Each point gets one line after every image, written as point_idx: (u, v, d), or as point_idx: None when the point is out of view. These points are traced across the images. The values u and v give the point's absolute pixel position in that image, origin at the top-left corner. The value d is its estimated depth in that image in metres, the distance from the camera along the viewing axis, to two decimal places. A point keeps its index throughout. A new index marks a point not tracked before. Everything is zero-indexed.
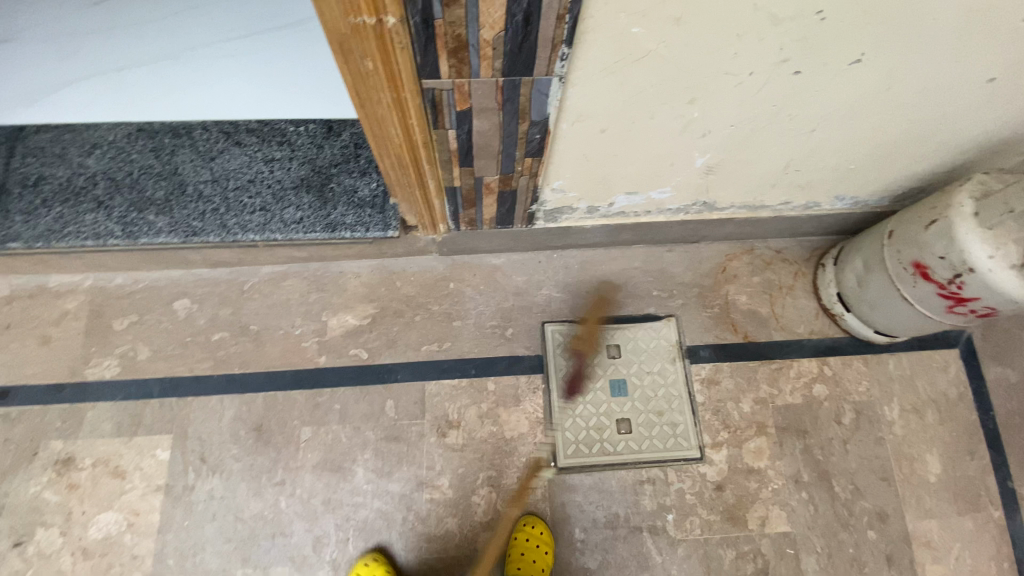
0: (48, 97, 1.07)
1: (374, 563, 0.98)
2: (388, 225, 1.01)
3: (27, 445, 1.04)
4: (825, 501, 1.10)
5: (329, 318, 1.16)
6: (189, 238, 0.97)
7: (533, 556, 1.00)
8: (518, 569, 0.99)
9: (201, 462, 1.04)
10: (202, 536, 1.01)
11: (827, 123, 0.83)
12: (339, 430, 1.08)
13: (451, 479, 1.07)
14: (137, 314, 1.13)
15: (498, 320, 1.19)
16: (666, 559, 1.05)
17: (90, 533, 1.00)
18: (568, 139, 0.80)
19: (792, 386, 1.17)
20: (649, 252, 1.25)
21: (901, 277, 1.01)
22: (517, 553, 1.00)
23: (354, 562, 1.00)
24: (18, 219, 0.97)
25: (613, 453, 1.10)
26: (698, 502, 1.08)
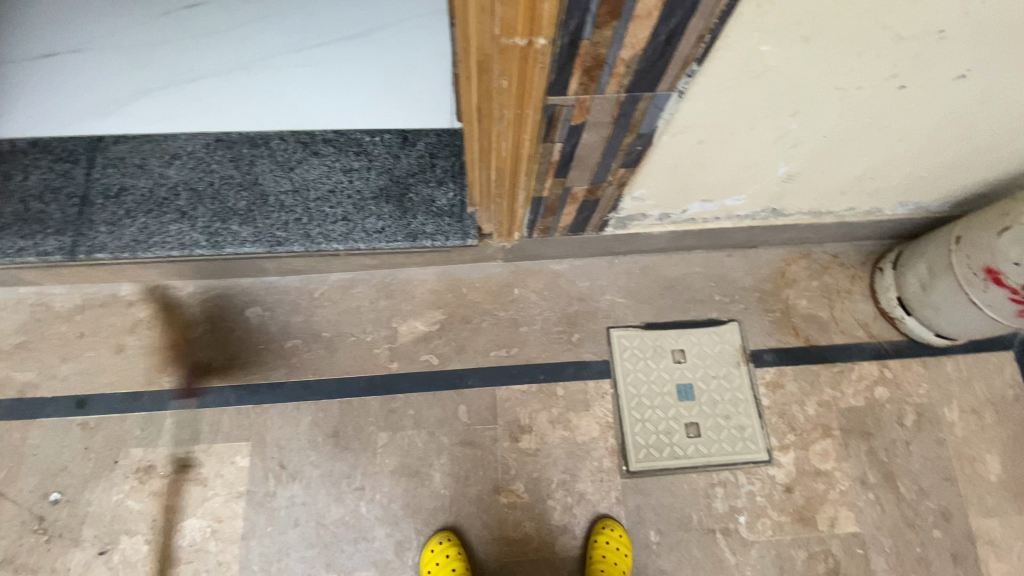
0: (124, 108, 1.08)
1: (447, 542, 1.01)
2: (467, 233, 1.03)
3: (106, 455, 1.06)
4: (891, 501, 1.12)
5: (399, 325, 1.17)
6: (274, 247, 0.99)
7: (614, 559, 1.00)
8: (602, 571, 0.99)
9: (281, 469, 1.05)
10: (286, 541, 1.02)
11: (914, 134, 0.85)
12: (414, 435, 1.09)
13: (526, 483, 1.08)
14: (210, 322, 1.14)
15: (563, 325, 1.21)
16: (740, 560, 1.06)
17: (175, 540, 1.01)
18: (666, 150, 0.81)
19: (854, 388, 1.19)
20: (710, 257, 1.27)
21: (970, 282, 1.03)
22: (597, 555, 1.01)
23: (427, 541, 1.02)
24: (103, 230, 0.98)
25: (683, 457, 1.11)
26: (768, 504, 1.10)
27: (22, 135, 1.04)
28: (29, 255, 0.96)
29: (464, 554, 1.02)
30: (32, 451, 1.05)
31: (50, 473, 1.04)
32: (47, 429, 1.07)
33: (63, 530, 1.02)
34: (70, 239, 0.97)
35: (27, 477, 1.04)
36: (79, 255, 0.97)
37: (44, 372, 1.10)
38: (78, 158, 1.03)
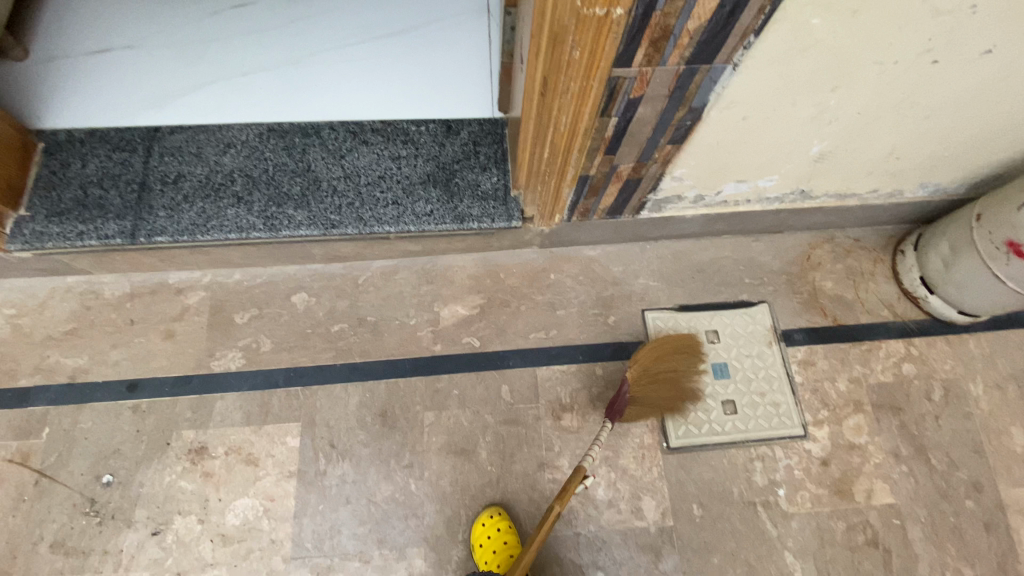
0: (179, 99, 1.12)
1: (499, 516, 1.03)
2: (512, 216, 1.07)
3: (158, 436, 1.06)
4: (924, 473, 1.15)
5: (441, 309, 1.21)
6: (328, 230, 1.03)
7: None
8: None
9: (331, 448, 1.07)
10: (337, 518, 1.03)
11: (940, 112, 0.91)
12: (459, 414, 1.12)
13: (570, 459, 1.11)
14: (258, 308, 1.17)
15: (599, 308, 1.24)
16: (782, 532, 1.08)
17: (228, 520, 1.02)
18: (712, 126, 0.86)
19: (883, 365, 1.23)
20: (737, 242, 1.32)
21: (993, 256, 1.07)
22: None
23: (479, 515, 1.04)
24: (162, 214, 1.01)
25: (722, 433, 1.14)
26: (807, 477, 1.13)
27: (82, 127, 1.08)
28: (91, 238, 0.99)
29: (515, 528, 1.03)
30: (83, 435, 1.06)
31: (101, 455, 1.05)
32: (98, 413, 1.08)
33: (116, 511, 1.02)
34: (131, 223, 1.00)
35: (79, 459, 1.05)
36: (140, 238, 0.99)
37: (94, 357, 1.12)
38: (135, 147, 1.06)
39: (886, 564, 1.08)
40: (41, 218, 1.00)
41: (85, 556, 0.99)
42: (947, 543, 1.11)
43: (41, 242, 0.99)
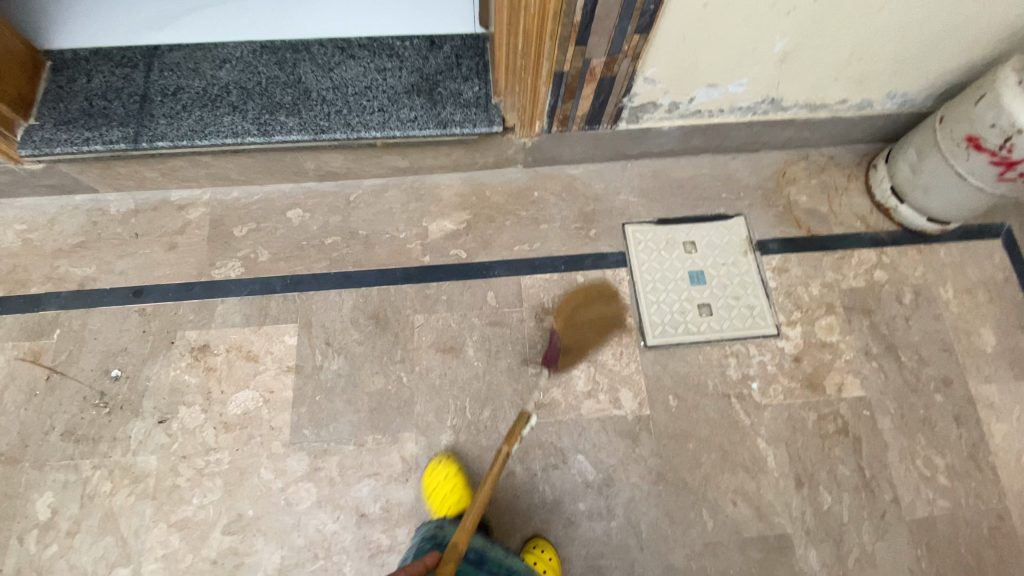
0: (177, 22, 1.18)
1: (444, 461, 1.06)
2: (492, 121, 1.12)
3: (163, 335, 1.13)
4: (894, 369, 1.20)
5: (428, 224, 1.27)
6: (318, 135, 1.08)
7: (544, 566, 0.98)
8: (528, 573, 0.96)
9: (326, 345, 1.14)
10: (333, 408, 1.09)
11: (893, 2, 0.96)
12: (447, 317, 1.19)
13: (552, 357, 1.17)
14: (255, 222, 1.23)
15: (581, 222, 1.29)
16: (755, 421, 1.14)
17: (230, 409, 1.08)
18: (675, 13, 0.91)
19: (854, 272, 1.28)
20: (715, 160, 1.36)
21: (954, 154, 1.11)
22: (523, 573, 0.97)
23: (426, 465, 1.07)
24: (162, 121, 1.07)
25: (697, 332, 1.19)
26: (779, 372, 1.18)
27: (86, 47, 1.15)
28: (96, 144, 1.06)
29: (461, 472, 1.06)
30: (93, 335, 1.13)
31: (110, 353, 1.12)
32: (107, 316, 1.14)
33: (124, 403, 1.08)
34: (133, 130, 1.06)
35: (88, 356, 1.11)
36: (142, 143, 1.06)
37: (102, 267, 1.18)
38: (136, 63, 1.13)
39: (854, 450, 1.13)
40: (49, 126, 1.07)
41: (95, 443, 1.05)
42: (916, 433, 1.15)
43: (49, 147, 1.06)
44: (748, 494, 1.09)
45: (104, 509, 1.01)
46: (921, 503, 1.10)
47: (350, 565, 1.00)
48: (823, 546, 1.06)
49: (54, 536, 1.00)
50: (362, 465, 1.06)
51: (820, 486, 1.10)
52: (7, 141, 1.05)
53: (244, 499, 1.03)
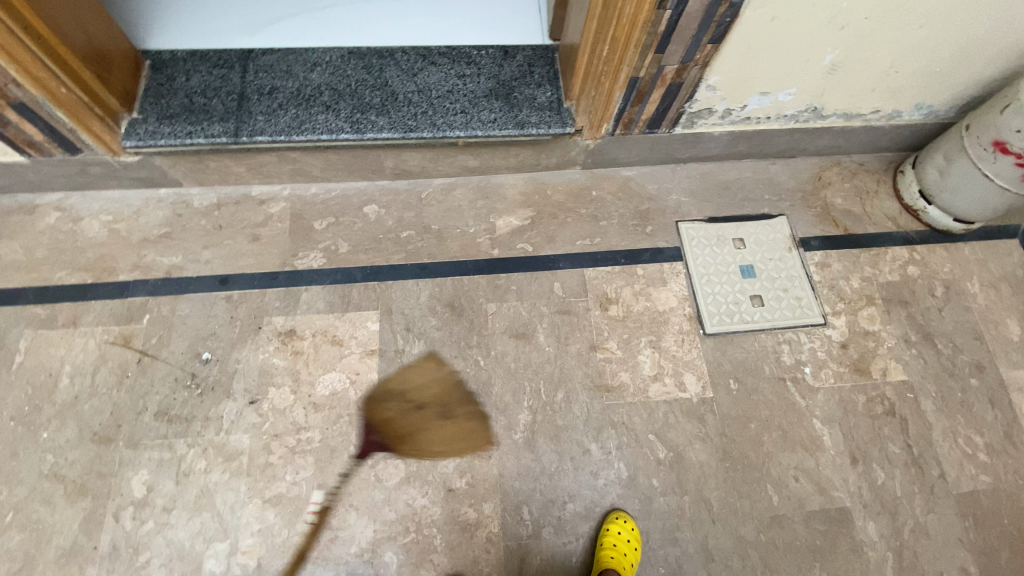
0: (268, 28, 1.28)
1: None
2: (565, 123, 1.22)
3: (252, 321, 1.18)
4: (932, 355, 1.29)
5: (496, 220, 1.34)
6: (407, 133, 1.17)
7: (625, 537, 1.03)
8: (613, 544, 1.02)
9: (407, 330, 1.20)
10: (417, 390, 1.15)
11: (932, 19, 1.08)
12: (518, 306, 1.26)
13: (618, 343, 1.24)
14: (334, 217, 1.30)
15: (638, 219, 1.38)
16: (810, 403, 1.22)
17: (318, 390, 1.13)
18: (745, 27, 1.02)
19: (890, 267, 1.38)
20: (756, 165, 1.47)
21: (982, 157, 1.23)
22: (608, 544, 1.02)
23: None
24: (260, 118, 1.15)
25: (751, 321, 1.28)
26: (829, 357, 1.26)
27: (182, 47, 1.23)
28: (198, 137, 1.12)
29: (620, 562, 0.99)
30: (181, 320, 1.17)
31: (199, 337, 1.16)
32: (195, 302, 1.19)
33: (215, 384, 1.12)
34: (233, 125, 1.13)
35: (178, 340, 1.16)
36: (242, 137, 1.13)
37: (188, 256, 1.24)
38: (232, 65, 1.21)
39: (902, 429, 1.21)
40: (152, 120, 1.13)
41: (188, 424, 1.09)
42: (956, 414, 1.24)
43: (153, 139, 1.12)
44: (809, 470, 1.16)
45: (200, 486, 1.05)
46: (965, 478, 1.18)
47: (441, 538, 1.04)
48: (879, 518, 1.13)
49: (150, 512, 1.03)
50: (447, 441, 1.11)
51: (874, 462, 1.18)
52: (112, 131, 1.11)
53: (335, 476, 1.07)
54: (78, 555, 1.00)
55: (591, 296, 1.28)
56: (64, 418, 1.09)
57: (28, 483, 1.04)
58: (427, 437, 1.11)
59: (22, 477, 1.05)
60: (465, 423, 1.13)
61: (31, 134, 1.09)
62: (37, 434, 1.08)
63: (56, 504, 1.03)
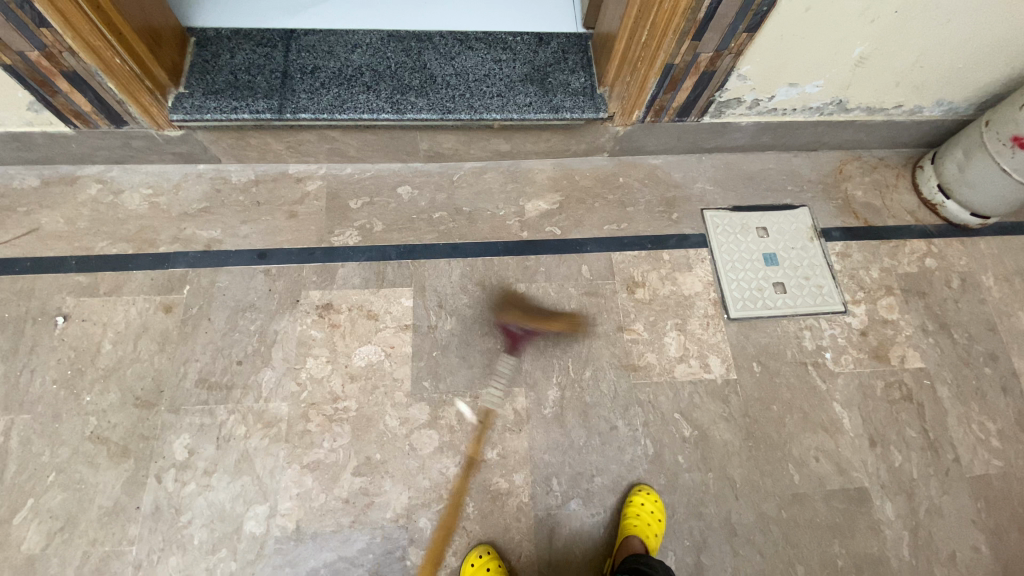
0: (309, 10, 1.31)
1: (488, 556, 1.02)
2: (598, 108, 1.25)
3: (289, 294, 1.21)
4: (948, 344, 1.32)
5: (525, 204, 1.37)
6: (445, 114, 1.20)
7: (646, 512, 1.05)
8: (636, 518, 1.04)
9: (440, 307, 1.23)
10: (450, 364, 1.18)
11: (961, 15, 1.11)
12: (546, 286, 1.29)
13: (644, 325, 1.27)
14: (368, 196, 1.33)
15: (664, 206, 1.41)
16: (830, 386, 1.25)
17: (355, 361, 1.16)
18: (780, 17, 1.05)
19: (908, 259, 1.41)
20: (779, 157, 1.51)
21: (1000, 152, 1.26)
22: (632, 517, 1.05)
23: (468, 554, 1.03)
24: (303, 96, 1.18)
25: (774, 307, 1.31)
26: (849, 344, 1.30)
27: (227, 26, 1.26)
28: (243, 112, 1.15)
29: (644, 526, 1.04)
30: (221, 292, 1.21)
31: (238, 308, 1.19)
32: (233, 275, 1.22)
33: (253, 353, 1.15)
34: (277, 102, 1.16)
35: (218, 311, 1.19)
36: (286, 114, 1.15)
37: (227, 231, 1.27)
38: (275, 44, 1.25)
39: (918, 414, 1.24)
40: (198, 95, 1.16)
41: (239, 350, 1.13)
42: (971, 401, 1.27)
43: (199, 113, 1.15)
44: (829, 451, 1.19)
45: (240, 451, 1.08)
46: (979, 462, 1.21)
47: (473, 505, 1.08)
48: (897, 498, 1.16)
49: (191, 475, 1.06)
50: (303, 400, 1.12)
51: (891, 445, 1.21)
52: (160, 103, 1.13)
53: (371, 444, 1.10)
54: (119, 515, 1.03)
55: (618, 279, 1.31)
56: (106, 382, 1.12)
57: (72, 444, 1.07)
58: (457, 399, 1.15)
59: (66, 439, 1.07)
60: (495, 391, 1.17)
61: (79, 105, 1.12)
62: (80, 398, 1.11)
63: (98, 464, 1.06)
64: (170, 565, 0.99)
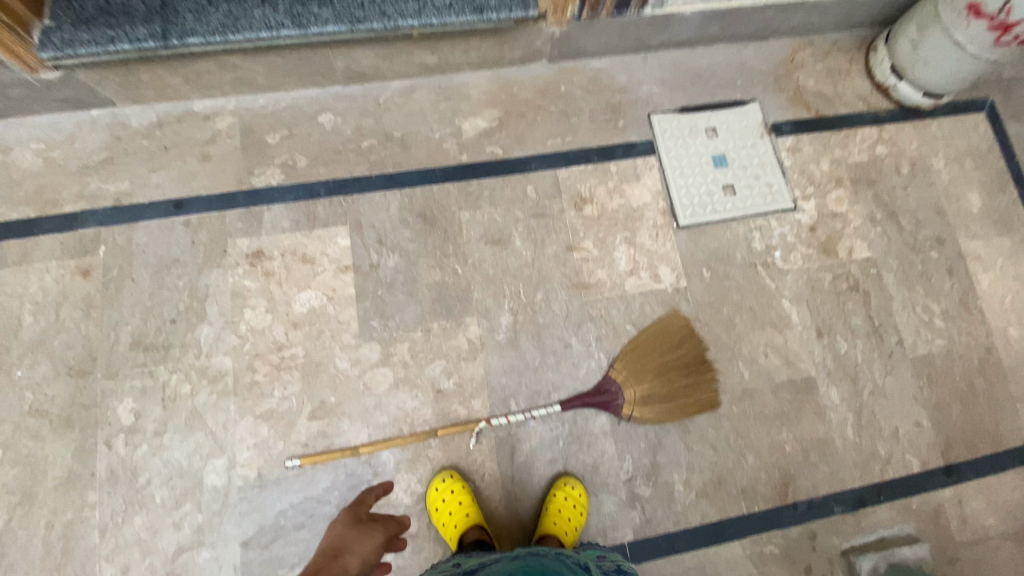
0: None
1: (451, 479, 1.05)
2: (528, 6, 1.13)
3: (215, 245, 1.14)
4: (896, 232, 1.33)
5: (461, 123, 1.28)
6: (355, 25, 1.07)
7: (567, 513, 1.04)
8: (558, 510, 1.04)
9: (379, 243, 1.17)
10: (396, 301, 1.14)
11: None
12: (491, 211, 1.23)
13: (594, 241, 1.24)
14: (288, 129, 1.21)
15: (608, 114, 1.33)
16: (779, 284, 1.26)
17: (295, 308, 1.12)
18: None
19: (859, 148, 1.38)
20: (729, 49, 1.41)
21: (955, 23, 1.19)
22: (553, 509, 1.05)
23: (433, 480, 1.06)
24: (189, 16, 1.04)
25: (724, 211, 1.28)
26: (798, 241, 1.29)
27: None
28: (122, 43, 1.01)
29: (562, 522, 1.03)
30: (141, 249, 1.13)
31: (163, 265, 1.12)
32: (152, 230, 1.14)
33: (187, 310, 1.10)
34: (159, 27, 1.02)
35: (142, 269, 1.12)
36: (172, 40, 1.02)
37: (136, 182, 1.16)
38: None
39: (864, 303, 1.27)
40: (67, 27, 1.01)
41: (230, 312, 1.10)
42: (915, 285, 1.30)
43: (72, 48, 1.01)
44: (778, 346, 1.22)
45: (189, 409, 1.05)
46: (920, 343, 1.26)
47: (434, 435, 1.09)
48: (842, 384, 1.22)
49: (142, 438, 1.04)
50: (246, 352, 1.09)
51: (838, 335, 1.24)
52: (25, 43, 0.99)
53: (323, 388, 1.08)
54: (75, 484, 1.01)
55: (565, 196, 1.26)
56: (34, 355, 1.06)
57: (11, 421, 1.03)
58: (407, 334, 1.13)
59: (3, 416, 1.03)
60: (445, 323, 1.14)
61: None
62: (9, 374, 1.05)
63: (43, 438, 1.03)
64: (135, 525, 1.00)
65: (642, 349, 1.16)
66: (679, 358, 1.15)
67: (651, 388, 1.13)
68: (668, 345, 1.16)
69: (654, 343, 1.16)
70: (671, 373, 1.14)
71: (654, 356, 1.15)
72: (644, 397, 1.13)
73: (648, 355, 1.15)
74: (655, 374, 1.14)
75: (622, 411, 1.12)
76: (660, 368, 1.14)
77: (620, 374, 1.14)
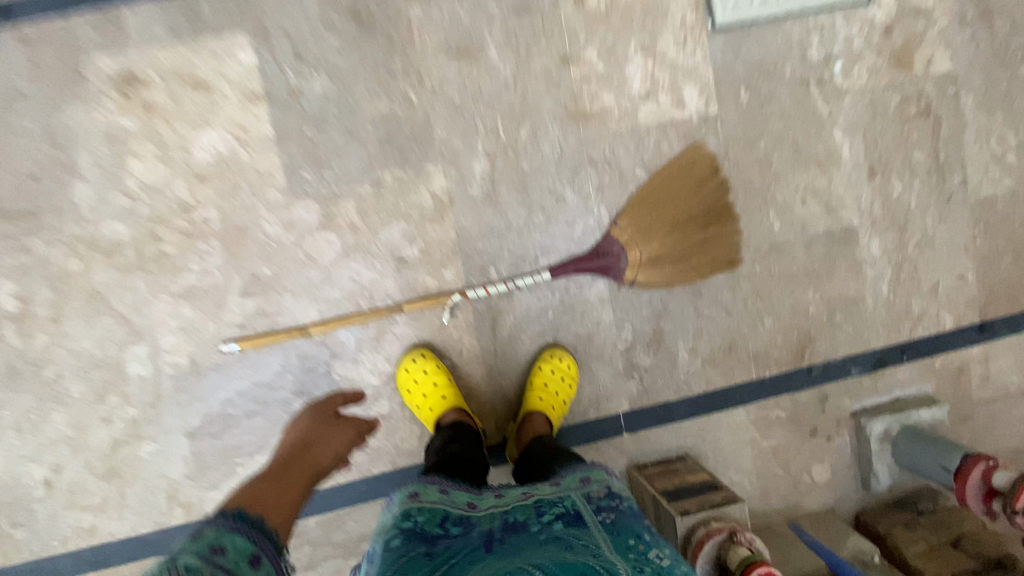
0: None
1: (423, 359, 0.89)
2: None
3: (65, 66, 0.81)
4: (994, 32, 1.00)
5: None
6: None
7: (555, 388, 0.91)
8: (544, 385, 0.91)
9: (298, 60, 0.84)
10: (332, 143, 0.86)
11: None
12: (453, 7, 0.87)
13: (597, 52, 0.91)
14: None
15: None
16: (833, 109, 0.97)
17: (197, 155, 0.84)
18: None
19: None
20: None
21: None
22: (540, 385, 0.91)
23: (401, 361, 0.90)
24: None
25: (778, 3, 0.92)
26: (867, 47, 0.97)
27: None
28: None
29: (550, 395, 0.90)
30: None
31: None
32: None
33: (50, 162, 0.82)
34: None
35: None
36: None
37: None
38: None
39: (932, 132, 1.01)
40: None
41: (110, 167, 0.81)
42: (1000, 107, 1.02)
43: None
44: (819, 191, 0.99)
45: (86, 290, 0.84)
46: (988, 182, 1.03)
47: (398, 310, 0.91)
48: (886, 235, 1.01)
49: (36, 326, 0.84)
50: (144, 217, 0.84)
51: (892, 175, 1.00)
52: None
53: (253, 259, 0.86)
54: None
55: None
56: None
57: None
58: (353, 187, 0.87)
59: None
60: (401, 172, 0.88)
61: None
62: None
63: None
64: (56, 422, 0.86)
65: (658, 199, 0.91)
66: (704, 209, 0.90)
67: (663, 247, 0.91)
68: (693, 193, 0.91)
69: (675, 191, 0.91)
70: (692, 230, 0.90)
71: (672, 208, 0.90)
72: (653, 258, 0.91)
73: (664, 206, 0.91)
74: (671, 230, 0.90)
75: (624, 275, 0.92)
76: (678, 223, 0.90)
77: (626, 230, 0.92)
